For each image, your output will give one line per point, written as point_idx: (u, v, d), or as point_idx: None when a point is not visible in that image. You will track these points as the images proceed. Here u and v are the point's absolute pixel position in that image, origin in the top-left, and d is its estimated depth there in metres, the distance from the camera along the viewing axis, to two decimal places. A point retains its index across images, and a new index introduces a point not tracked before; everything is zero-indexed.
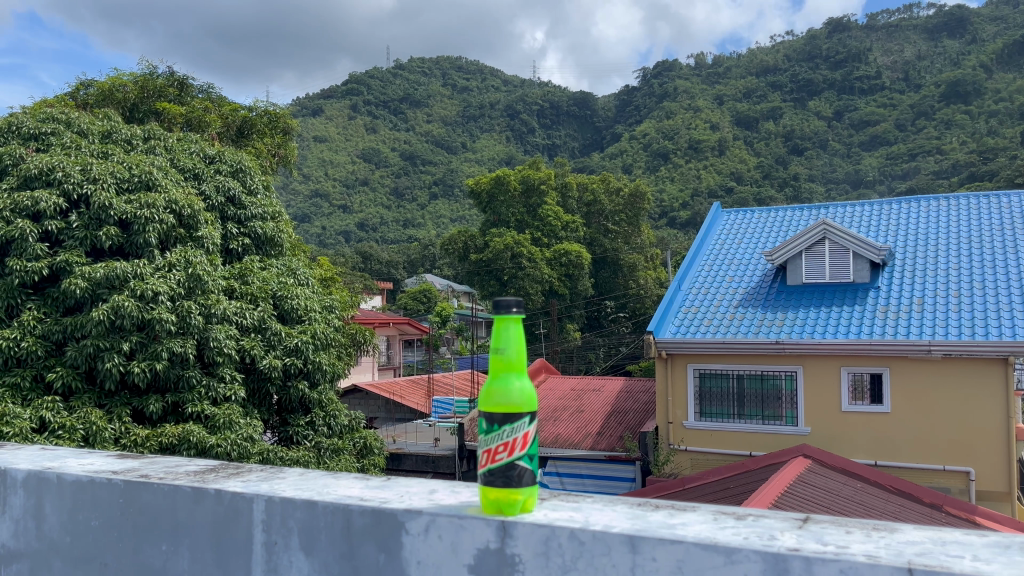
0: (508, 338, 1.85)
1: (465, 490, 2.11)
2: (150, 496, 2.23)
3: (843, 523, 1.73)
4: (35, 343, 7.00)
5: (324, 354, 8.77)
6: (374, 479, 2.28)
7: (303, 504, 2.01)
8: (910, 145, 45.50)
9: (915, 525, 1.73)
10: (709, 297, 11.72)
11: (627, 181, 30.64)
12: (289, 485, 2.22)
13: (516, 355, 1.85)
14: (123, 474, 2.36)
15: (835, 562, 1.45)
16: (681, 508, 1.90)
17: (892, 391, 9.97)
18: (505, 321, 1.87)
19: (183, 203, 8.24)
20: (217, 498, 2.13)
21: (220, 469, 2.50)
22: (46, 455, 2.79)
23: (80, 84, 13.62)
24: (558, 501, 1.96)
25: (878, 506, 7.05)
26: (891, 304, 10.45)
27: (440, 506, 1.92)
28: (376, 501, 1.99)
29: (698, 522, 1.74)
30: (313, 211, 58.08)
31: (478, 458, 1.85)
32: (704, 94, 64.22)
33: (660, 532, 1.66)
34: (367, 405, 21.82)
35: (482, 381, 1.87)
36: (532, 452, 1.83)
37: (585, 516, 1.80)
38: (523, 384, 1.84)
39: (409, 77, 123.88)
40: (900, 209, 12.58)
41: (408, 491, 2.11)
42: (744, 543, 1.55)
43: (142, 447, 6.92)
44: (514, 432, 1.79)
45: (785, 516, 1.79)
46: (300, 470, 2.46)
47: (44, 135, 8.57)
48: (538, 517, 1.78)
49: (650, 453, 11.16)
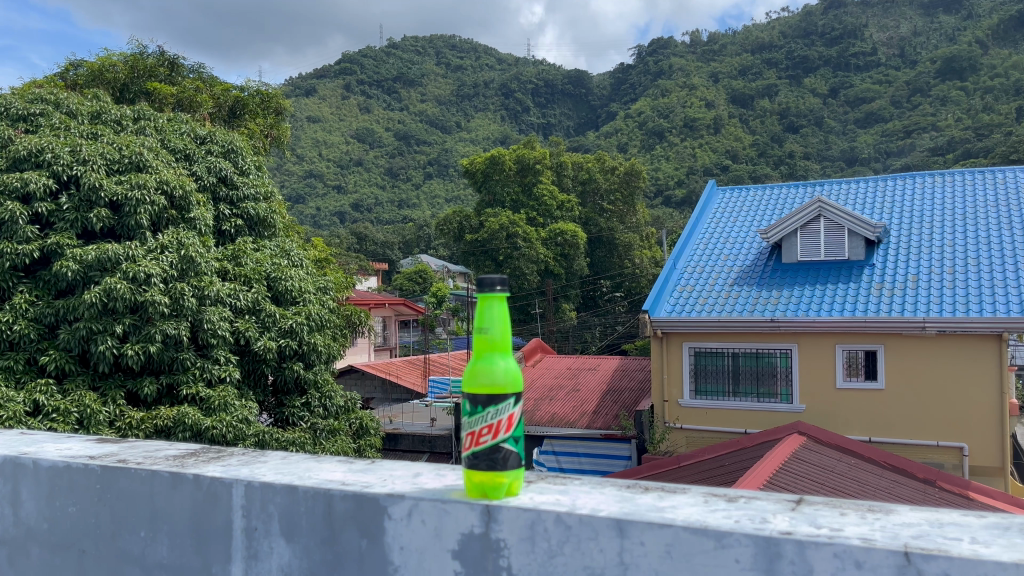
0: (493, 318, 1.82)
1: (450, 472, 2.09)
2: (127, 482, 2.21)
3: (838, 505, 1.72)
4: (27, 327, 6.96)
5: (319, 335, 8.75)
6: (358, 462, 2.26)
7: (283, 489, 1.99)
8: (905, 122, 45.63)
9: (912, 506, 1.71)
10: (704, 276, 11.70)
11: (622, 160, 30.54)
12: (269, 470, 2.19)
13: (500, 334, 1.82)
14: (100, 460, 2.33)
15: (829, 547, 1.43)
16: (670, 490, 1.89)
17: (886, 368, 10.01)
18: (489, 299, 1.83)
19: (174, 183, 8.16)
20: (196, 483, 2.11)
21: (201, 453, 2.48)
22: (26, 441, 2.76)
23: (70, 64, 13.46)
24: (545, 485, 1.95)
25: (873, 482, 7.10)
26: (886, 281, 10.46)
27: (423, 491, 1.90)
28: (358, 486, 1.97)
29: (688, 505, 1.72)
30: (307, 191, 57.66)
31: (462, 440, 1.83)
32: (699, 71, 63.70)
33: (649, 515, 1.64)
34: (362, 385, 21.80)
35: (466, 361, 1.84)
36: (518, 434, 1.81)
37: (573, 500, 1.78)
38: (507, 364, 1.82)
39: (403, 56, 122.59)
40: (896, 185, 12.59)
41: (392, 475, 2.09)
42: (735, 526, 1.54)
43: (136, 430, 6.91)
44: (499, 414, 1.77)
45: (778, 498, 1.78)
46: (282, 454, 2.44)
47: (33, 117, 8.48)
48: (524, 501, 1.76)
49: (646, 431, 11.23)
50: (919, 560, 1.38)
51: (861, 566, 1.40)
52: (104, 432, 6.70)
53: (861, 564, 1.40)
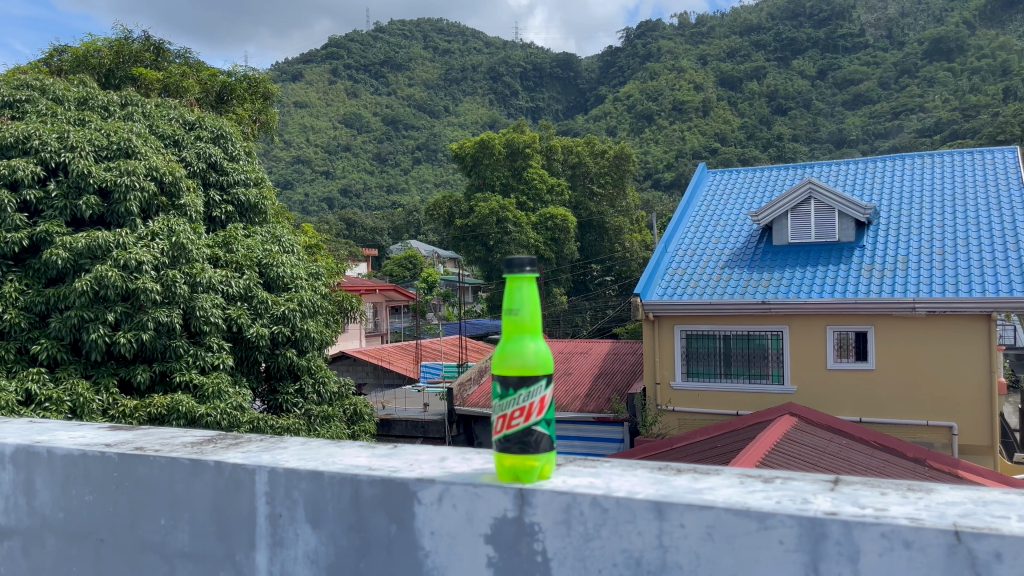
0: (522, 299, 1.80)
1: (477, 456, 2.08)
2: (146, 470, 2.20)
3: (877, 485, 1.71)
4: (17, 316, 6.91)
5: (311, 322, 8.70)
6: (379, 447, 2.25)
7: (307, 475, 1.98)
8: (892, 103, 45.78)
9: (951, 485, 1.72)
10: (696, 259, 11.71)
11: (612, 144, 30.52)
12: (292, 455, 2.18)
13: (530, 316, 1.81)
14: (116, 448, 2.31)
15: (876, 527, 1.43)
16: (704, 471, 1.88)
17: (877, 349, 10.05)
18: (518, 281, 1.81)
19: (164, 170, 8.09)
20: (218, 470, 2.09)
21: (218, 440, 2.46)
22: (37, 429, 2.74)
23: (54, 50, 13.28)
24: (576, 467, 1.94)
25: (863, 462, 7.16)
26: (876, 263, 10.49)
27: (453, 474, 1.89)
28: (385, 470, 1.96)
29: (725, 487, 1.71)
30: (296, 177, 57.21)
31: (493, 423, 1.83)
32: (688, 54, 63.59)
33: (687, 497, 1.63)
34: (354, 371, 21.80)
35: (496, 344, 1.83)
36: (549, 417, 1.80)
37: (606, 482, 1.78)
38: (538, 346, 1.80)
39: (389, 40, 121.66)
40: (886, 166, 12.61)
41: (417, 459, 2.08)
42: (777, 508, 1.54)
43: (130, 418, 6.89)
44: (531, 397, 1.77)
45: (815, 478, 1.78)
46: (301, 439, 2.42)
47: (19, 103, 8.38)
48: (557, 483, 1.75)
49: (638, 414, 11.31)
50: (969, 538, 1.38)
51: (911, 546, 1.40)
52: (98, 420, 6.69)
53: (910, 543, 1.41)
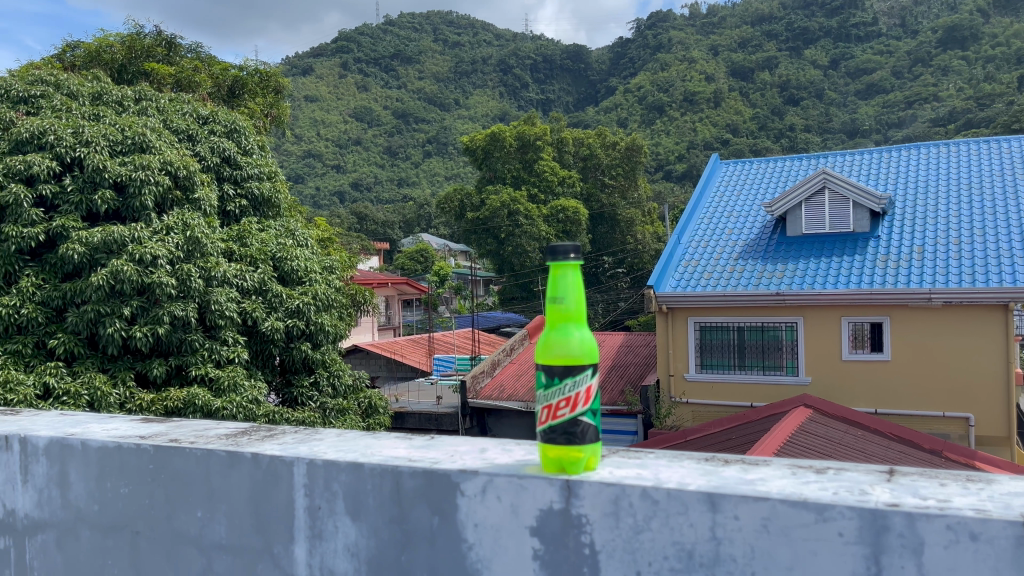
0: (566, 287, 1.79)
1: (517, 448, 2.07)
2: (181, 461, 2.20)
3: (934, 476, 1.69)
4: (35, 310, 6.95)
5: (326, 316, 8.72)
6: (416, 439, 2.25)
7: (347, 467, 1.97)
8: (906, 92, 45.36)
9: (1011, 476, 1.69)
10: (709, 250, 11.65)
11: (623, 136, 30.41)
12: (329, 447, 2.17)
13: (575, 305, 1.79)
14: (151, 440, 2.31)
15: (942, 518, 1.41)
16: (753, 462, 1.86)
17: (892, 339, 9.98)
18: (563, 268, 1.80)
19: (178, 164, 8.10)
20: (255, 462, 2.09)
21: (251, 432, 2.46)
22: (69, 421, 2.75)
23: (67, 46, 13.33)
24: (620, 458, 1.92)
25: (878, 454, 7.12)
26: (891, 253, 10.41)
27: (497, 466, 1.88)
28: (426, 462, 1.95)
29: (778, 479, 1.70)
30: (307, 171, 57.33)
31: (537, 414, 1.82)
32: (698, 44, 63.22)
33: (741, 488, 1.61)
34: (368, 364, 21.87)
35: (540, 333, 1.82)
36: (595, 408, 1.78)
37: (655, 473, 1.76)
38: (582, 335, 1.78)
39: (399, 33, 121.53)
40: (901, 156, 12.50)
41: (457, 451, 2.07)
42: (836, 500, 1.52)
43: (147, 411, 6.93)
44: (578, 385, 1.74)
45: (869, 469, 1.76)
46: (335, 432, 2.42)
47: (33, 99, 8.40)
48: (605, 475, 1.73)
49: (652, 406, 11.29)
50: None
51: (978, 538, 1.38)
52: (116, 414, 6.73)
53: (976, 535, 1.39)
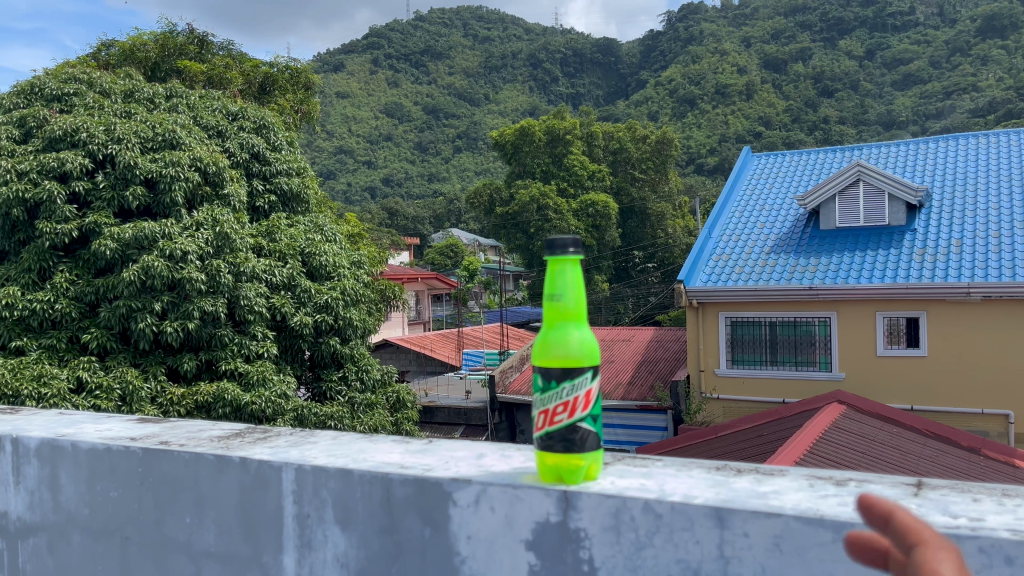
0: (566, 283, 1.66)
1: (517, 454, 2.01)
2: (169, 465, 2.18)
3: (966, 490, 1.60)
4: (69, 306, 7.06)
5: (354, 310, 8.74)
6: (414, 443, 2.20)
7: (336, 474, 1.94)
8: (944, 83, 44.37)
9: None
10: (740, 244, 11.49)
11: (654, 129, 30.16)
12: (321, 451, 2.14)
13: (574, 302, 1.66)
14: (141, 442, 2.31)
15: (975, 540, 1.32)
16: (768, 472, 1.78)
17: (929, 334, 9.75)
18: (562, 262, 1.67)
19: (207, 160, 8.15)
20: (243, 467, 2.07)
21: (246, 433, 2.44)
22: (65, 421, 2.75)
23: (102, 45, 13.53)
24: (624, 466, 1.84)
25: (915, 451, 6.94)
26: (928, 247, 10.18)
27: (492, 474, 1.82)
28: (417, 469, 1.90)
29: (793, 491, 1.61)
30: (339, 167, 57.75)
31: (534, 418, 1.70)
32: (730, 36, 62.47)
33: (751, 504, 1.53)
34: (397, 358, 21.98)
35: (537, 332, 1.69)
36: (595, 412, 1.66)
37: (660, 484, 1.68)
38: (582, 334, 1.66)
39: (429, 29, 121.77)
40: (939, 147, 12.21)
41: (453, 457, 2.02)
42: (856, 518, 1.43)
43: (178, 405, 7.00)
44: (576, 390, 1.62)
45: (894, 483, 1.67)
46: (332, 434, 2.39)
47: (67, 96, 8.52)
48: (606, 486, 1.65)
49: (682, 402, 11.18)
50: None
51: (1015, 563, 1.28)
52: (147, 408, 6.80)
53: (1013, 561, 1.29)
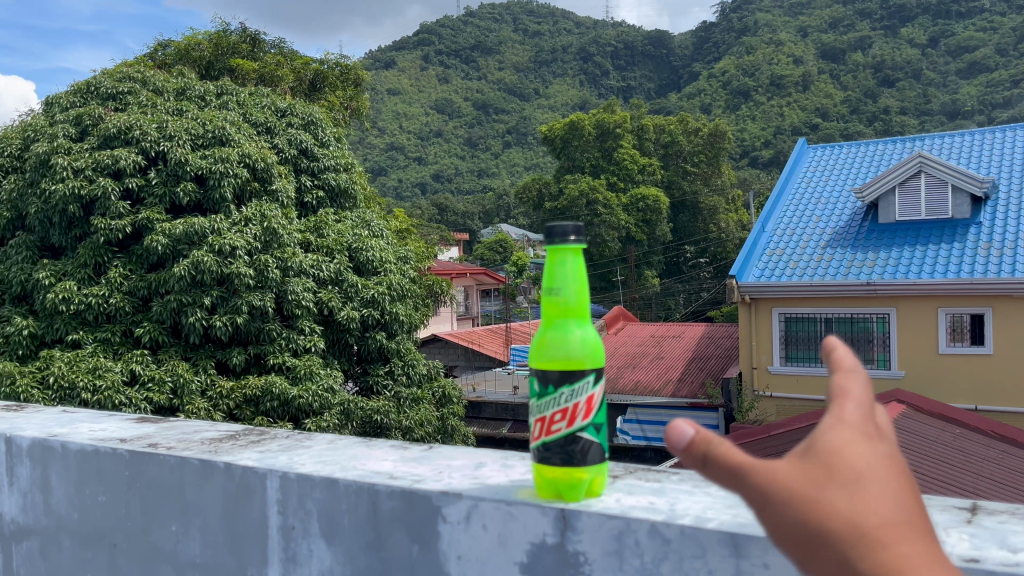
0: (565, 275, 1.49)
1: (519, 464, 1.91)
2: (155, 469, 2.14)
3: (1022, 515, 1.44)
4: (122, 300, 7.21)
5: (400, 305, 8.75)
6: (413, 450, 2.13)
7: (323, 483, 1.86)
8: (1012, 70, 42.66)
9: None
10: (795, 238, 11.20)
11: (706, 121, 29.65)
12: (309, 458, 2.08)
13: (575, 297, 1.49)
14: (129, 444, 2.26)
15: None
16: None
17: (995, 332, 9.35)
18: (562, 252, 1.50)
19: (256, 157, 8.24)
20: (228, 473, 2.01)
21: (239, 437, 2.41)
22: (63, 421, 2.75)
23: (158, 45, 13.81)
24: (633, 481, 1.71)
25: (979, 454, 6.71)
26: (994, 241, 9.77)
27: (488, 487, 1.71)
28: (407, 480, 1.81)
29: None
30: (390, 163, 58.30)
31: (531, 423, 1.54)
32: (786, 26, 61.12)
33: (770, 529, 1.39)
34: (446, 353, 22.05)
35: (536, 328, 1.52)
36: (600, 418, 1.49)
37: (670, 503, 1.55)
38: (585, 332, 1.48)
39: (479, 24, 122.00)
40: (1006, 136, 11.70)
41: (450, 467, 1.93)
42: None
43: (227, 398, 7.09)
44: (576, 396, 1.44)
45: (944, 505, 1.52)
46: (329, 438, 2.34)
47: (122, 95, 8.71)
48: (609, 504, 1.52)
49: (734, 400, 10.95)
50: None
51: None
52: (197, 400, 6.91)
53: None
